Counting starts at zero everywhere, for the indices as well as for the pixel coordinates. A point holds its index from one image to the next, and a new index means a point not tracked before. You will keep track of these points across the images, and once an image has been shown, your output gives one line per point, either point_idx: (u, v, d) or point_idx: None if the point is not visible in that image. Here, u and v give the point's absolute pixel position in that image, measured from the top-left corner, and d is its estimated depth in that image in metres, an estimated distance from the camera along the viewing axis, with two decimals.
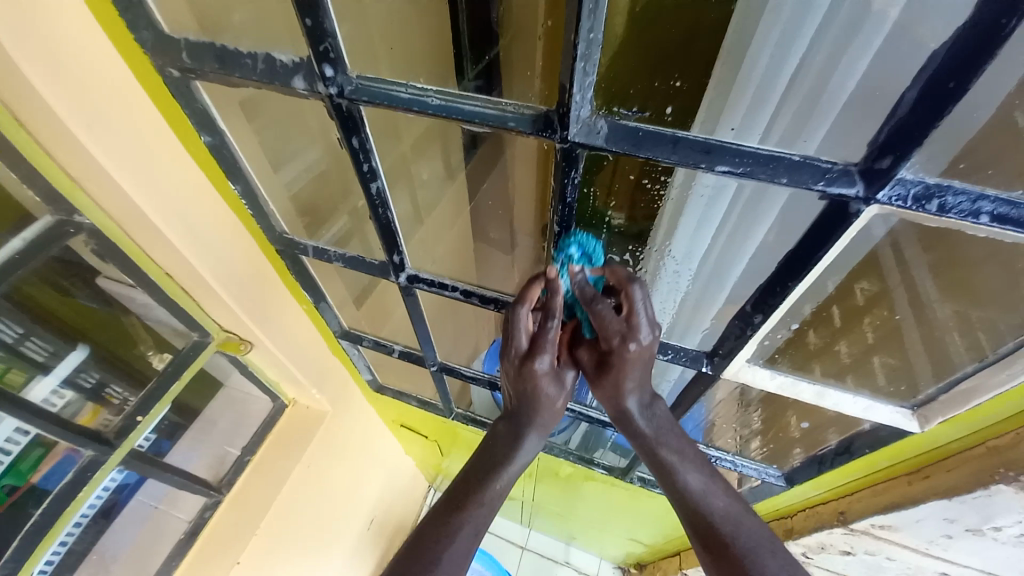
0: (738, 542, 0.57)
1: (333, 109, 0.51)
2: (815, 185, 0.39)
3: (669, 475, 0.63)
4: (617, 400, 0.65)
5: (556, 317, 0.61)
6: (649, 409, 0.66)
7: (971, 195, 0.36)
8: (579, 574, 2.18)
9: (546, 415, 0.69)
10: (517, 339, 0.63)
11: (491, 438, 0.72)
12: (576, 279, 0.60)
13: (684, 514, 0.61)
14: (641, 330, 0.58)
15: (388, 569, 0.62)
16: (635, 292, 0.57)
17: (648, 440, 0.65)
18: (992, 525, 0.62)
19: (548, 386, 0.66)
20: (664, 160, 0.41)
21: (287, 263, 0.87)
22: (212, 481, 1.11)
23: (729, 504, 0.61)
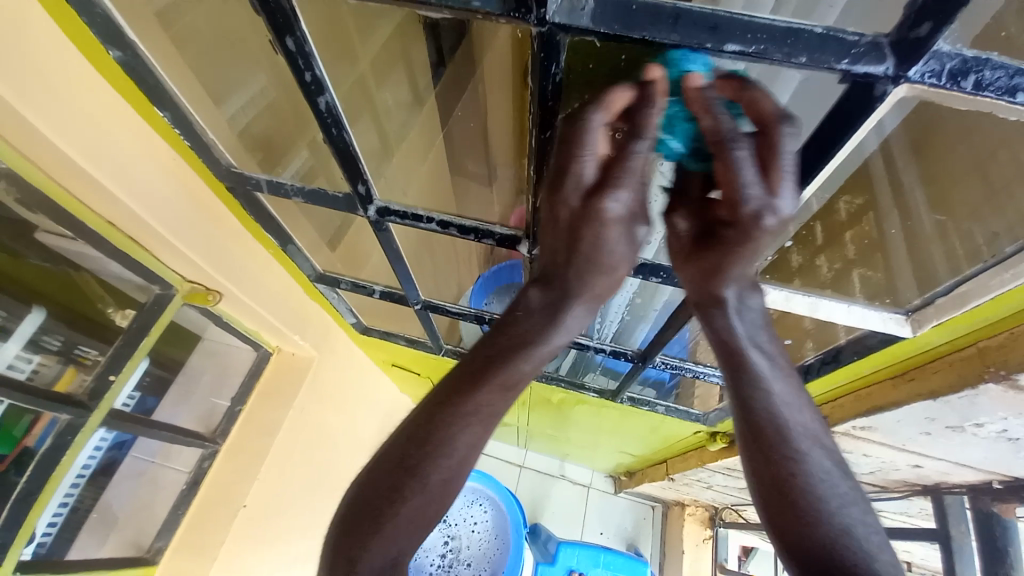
0: (806, 459, 0.48)
1: (258, 0, 0.42)
2: (837, 66, 0.33)
3: (750, 382, 0.52)
4: (707, 286, 0.54)
5: (650, 132, 0.42)
6: (746, 306, 0.54)
7: (1010, 69, 0.31)
8: (574, 486, 2.35)
9: (600, 279, 0.53)
10: (580, 165, 0.45)
11: (518, 310, 0.54)
12: (698, 97, 0.39)
13: (743, 415, 0.51)
14: (784, 197, 0.43)
15: (385, 441, 0.53)
16: (783, 133, 0.40)
17: (734, 338, 0.53)
18: (973, 421, 0.64)
19: (611, 237, 0.51)
20: (662, 42, 0.34)
21: (244, 205, 0.79)
22: (206, 434, 1.08)
23: (809, 421, 0.51)
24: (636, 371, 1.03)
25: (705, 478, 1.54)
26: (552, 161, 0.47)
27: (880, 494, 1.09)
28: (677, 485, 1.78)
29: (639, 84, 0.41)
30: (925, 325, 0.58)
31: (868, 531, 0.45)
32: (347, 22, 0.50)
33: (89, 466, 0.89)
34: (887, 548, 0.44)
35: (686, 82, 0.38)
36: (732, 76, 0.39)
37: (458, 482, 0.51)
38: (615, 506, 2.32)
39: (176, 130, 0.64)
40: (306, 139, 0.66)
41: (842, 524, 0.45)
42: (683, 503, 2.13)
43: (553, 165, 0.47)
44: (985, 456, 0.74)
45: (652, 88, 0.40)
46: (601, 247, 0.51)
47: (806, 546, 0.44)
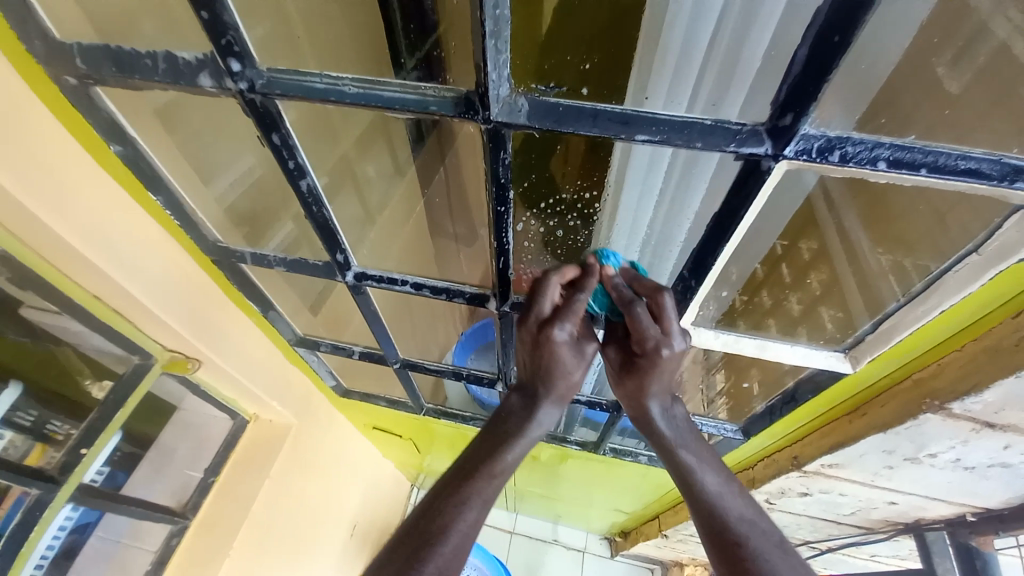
0: (750, 545, 0.53)
1: (247, 105, 0.49)
2: (728, 147, 0.40)
3: (685, 477, 0.60)
4: (639, 401, 0.64)
5: (588, 294, 0.58)
6: (670, 412, 0.65)
7: (868, 143, 0.39)
8: (568, 551, 2.24)
9: (561, 386, 0.64)
10: (540, 304, 0.59)
11: (503, 410, 0.65)
12: (612, 282, 0.59)
13: (699, 519, 0.57)
14: (673, 333, 0.58)
15: (383, 546, 0.56)
16: (664, 297, 0.56)
17: (666, 442, 0.63)
18: (927, 452, 0.68)
19: (566, 359, 0.61)
20: (586, 133, 0.41)
21: (228, 275, 0.83)
22: (178, 509, 1.04)
23: (743, 508, 0.57)
24: (614, 421, 1.04)
25: (698, 532, 1.50)
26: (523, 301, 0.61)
27: (867, 536, 1.09)
28: (672, 543, 1.72)
29: (582, 265, 0.60)
30: (864, 360, 0.63)
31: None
32: (330, 121, 0.57)
33: (54, 547, 0.83)
34: None
35: (603, 271, 0.59)
36: (633, 272, 0.59)
37: (459, 563, 0.54)
38: (612, 571, 2.21)
39: (167, 210, 0.70)
40: (291, 215, 0.72)
41: None
42: (681, 563, 2.03)
43: (523, 304, 0.61)
44: (950, 487, 0.77)
45: (591, 268, 0.59)
46: (557, 363, 0.62)
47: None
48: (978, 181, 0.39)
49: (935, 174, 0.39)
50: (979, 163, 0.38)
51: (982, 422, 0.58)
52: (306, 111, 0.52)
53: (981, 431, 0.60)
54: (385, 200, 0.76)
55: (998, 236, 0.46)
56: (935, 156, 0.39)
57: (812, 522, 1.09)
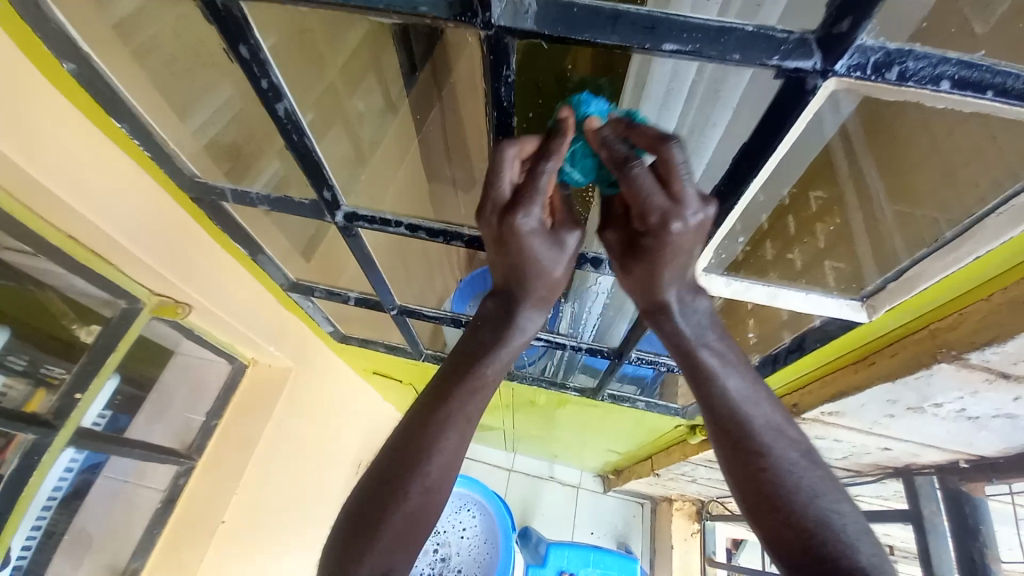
0: (773, 454, 0.49)
1: (207, 8, 0.42)
2: (769, 62, 0.34)
3: (703, 381, 0.53)
4: (650, 293, 0.56)
5: (556, 162, 0.45)
6: (689, 308, 0.56)
7: (933, 58, 0.33)
8: (563, 487, 2.36)
9: (544, 286, 0.56)
10: (500, 184, 0.48)
11: (480, 318, 0.59)
12: (598, 137, 0.45)
13: (715, 420, 0.52)
14: (688, 206, 0.46)
15: (369, 467, 0.53)
16: (672, 150, 0.42)
17: (685, 342, 0.55)
18: (932, 402, 0.67)
19: (544, 254, 0.53)
20: (604, 42, 0.35)
21: (210, 214, 0.78)
22: (182, 450, 1.06)
23: (769, 414, 0.52)
24: (614, 368, 1.04)
25: (689, 472, 1.56)
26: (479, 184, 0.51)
27: (855, 478, 1.12)
28: (663, 481, 1.80)
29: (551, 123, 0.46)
30: (879, 311, 0.60)
31: (844, 524, 0.45)
32: (311, 30, 0.50)
33: (61, 487, 0.85)
34: (856, 527, 0.45)
35: (585, 124, 0.46)
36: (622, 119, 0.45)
37: (446, 484, 0.52)
38: (605, 505, 2.33)
39: (136, 141, 0.64)
40: (276, 151, 0.66)
41: (818, 515, 0.45)
42: (671, 498, 2.13)
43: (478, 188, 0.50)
44: (947, 436, 0.77)
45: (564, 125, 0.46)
46: (533, 255, 0.54)
47: (806, 548, 0.44)
48: None
49: (1005, 99, 0.34)
50: None
51: (996, 372, 0.56)
52: (284, 18, 0.46)
53: (993, 381, 0.58)
54: (377, 141, 0.70)
55: None
56: (1012, 76, 0.33)
57: None
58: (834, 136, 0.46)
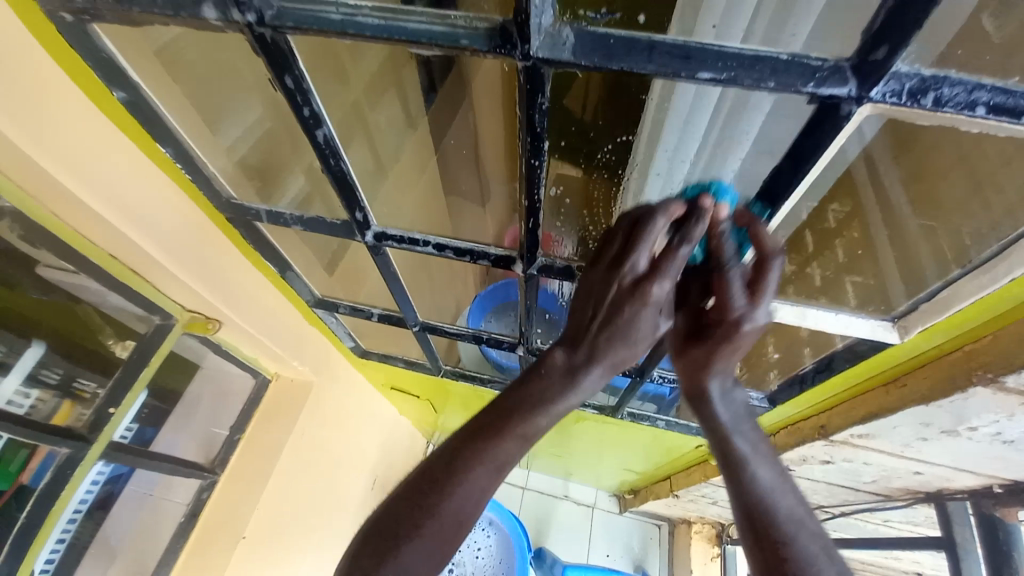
0: (795, 544, 0.49)
1: (256, 41, 0.45)
2: (804, 88, 0.35)
3: (737, 470, 0.55)
4: (697, 374, 0.59)
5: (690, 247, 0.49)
6: (728, 395, 0.60)
7: (968, 84, 0.33)
8: (578, 506, 2.32)
9: (623, 350, 0.54)
10: (636, 257, 0.51)
11: (544, 367, 0.55)
12: (720, 224, 0.50)
13: (739, 505, 0.53)
14: (758, 312, 0.53)
15: (399, 484, 0.52)
16: (773, 265, 0.50)
17: (721, 430, 0.58)
18: (966, 425, 0.65)
19: (636, 328, 0.53)
20: (640, 71, 0.36)
21: (242, 233, 0.81)
22: (205, 464, 1.07)
23: (793, 505, 0.53)
24: (634, 386, 1.03)
25: (709, 493, 1.52)
26: (611, 252, 0.53)
27: (884, 502, 1.09)
28: (682, 502, 1.76)
29: (692, 204, 0.49)
30: (910, 333, 0.59)
31: None
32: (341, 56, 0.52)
33: (88, 498, 0.86)
34: None
35: (715, 210, 0.49)
36: (748, 211, 0.50)
37: (474, 517, 0.50)
38: (621, 525, 2.28)
39: (177, 164, 0.66)
40: (302, 167, 0.69)
41: None
42: (689, 519, 2.08)
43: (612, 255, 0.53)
44: (982, 460, 0.75)
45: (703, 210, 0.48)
46: (633, 324, 0.53)
47: None
48: None
49: None
50: None
51: None
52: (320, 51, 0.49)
53: None
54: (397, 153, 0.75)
55: None
56: None
57: (829, 487, 1.09)
58: (860, 152, 0.47)
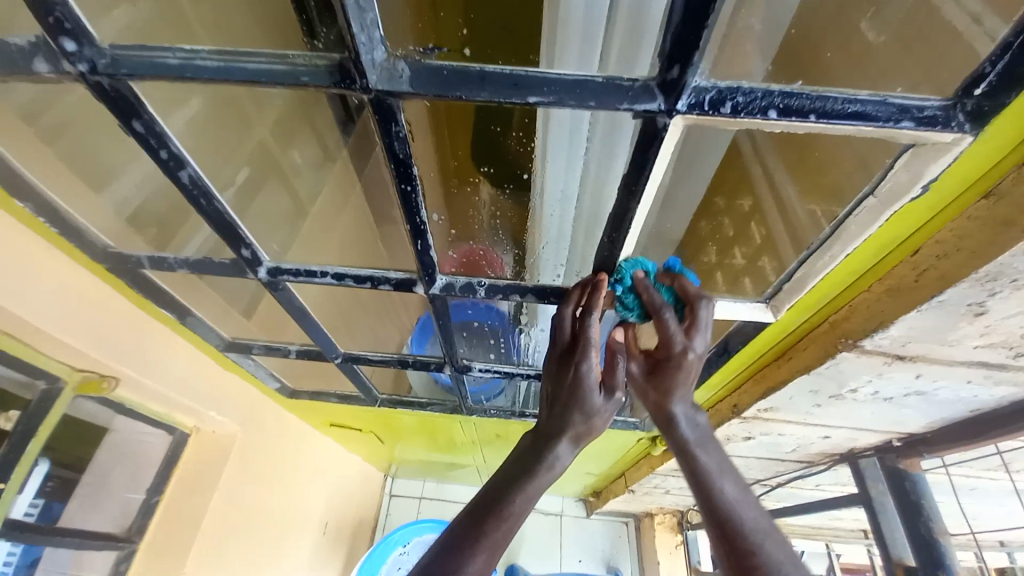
0: (760, 550, 0.50)
1: (96, 90, 0.43)
2: (622, 105, 0.38)
3: (702, 482, 0.57)
4: (660, 402, 0.63)
5: (598, 313, 0.59)
6: (696, 421, 0.62)
7: (757, 92, 0.37)
8: (545, 517, 2.32)
9: (580, 425, 0.62)
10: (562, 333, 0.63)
11: (517, 452, 0.64)
12: (643, 286, 0.57)
13: (709, 519, 0.55)
14: (697, 342, 0.57)
15: None
16: (701, 305, 0.55)
17: (684, 444, 0.61)
18: (848, 388, 0.71)
19: (588, 400, 0.62)
20: (477, 98, 0.38)
21: (131, 283, 0.76)
22: (120, 533, 0.98)
23: (758, 517, 0.54)
24: None
25: (661, 484, 1.57)
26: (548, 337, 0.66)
27: (809, 469, 1.17)
28: (639, 496, 1.80)
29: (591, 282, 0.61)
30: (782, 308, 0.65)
31: None
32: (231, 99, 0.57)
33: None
34: None
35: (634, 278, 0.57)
36: (668, 271, 0.59)
37: None
38: (589, 529, 2.30)
39: (43, 220, 0.62)
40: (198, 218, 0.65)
41: None
42: (651, 512, 2.13)
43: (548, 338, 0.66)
44: (872, 417, 0.82)
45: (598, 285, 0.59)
46: (581, 395, 0.62)
47: None
48: (868, 123, 0.38)
49: (825, 119, 0.38)
50: (866, 105, 0.38)
51: (892, 355, 0.60)
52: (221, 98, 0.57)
53: (892, 363, 0.62)
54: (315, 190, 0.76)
55: (889, 178, 0.45)
56: (827, 100, 0.37)
57: (759, 462, 1.16)
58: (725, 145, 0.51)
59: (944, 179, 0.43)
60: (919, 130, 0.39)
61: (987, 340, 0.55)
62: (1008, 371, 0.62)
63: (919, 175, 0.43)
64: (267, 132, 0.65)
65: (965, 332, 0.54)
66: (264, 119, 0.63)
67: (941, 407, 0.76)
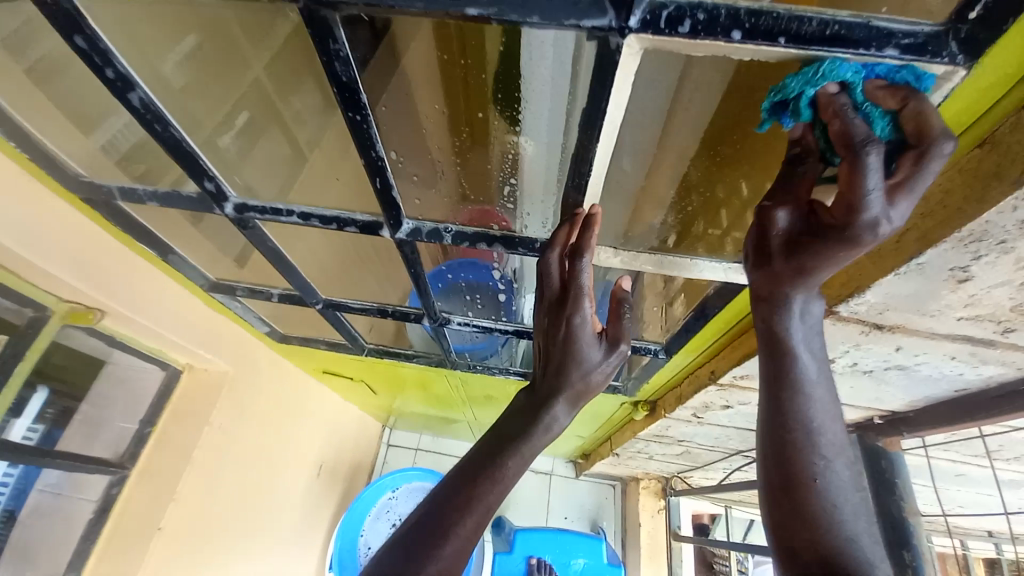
0: (826, 476, 0.40)
1: (37, 1, 0.42)
2: (569, 21, 0.35)
3: (783, 380, 0.42)
4: (765, 276, 0.44)
5: (589, 257, 0.52)
6: (810, 311, 0.43)
7: (720, 8, 0.33)
8: (535, 475, 2.38)
9: (580, 379, 0.56)
10: (552, 279, 0.57)
11: (511, 408, 0.59)
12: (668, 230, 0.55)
13: (768, 427, 0.43)
14: None
15: (384, 546, 0.48)
16: None
17: (776, 323, 0.43)
18: (825, 358, 0.68)
19: (585, 352, 0.56)
20: (412, 8, 0.36)
21: (107, 215, 0.76)
22: (114, 459, 1.03)
23: (836, 433, 0.42)
24: None
25: (645, 450, 1.58)
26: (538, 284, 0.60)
27: None
28: (624, 460, 1.82)
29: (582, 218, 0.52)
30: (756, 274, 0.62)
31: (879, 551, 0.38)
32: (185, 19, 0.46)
33: None
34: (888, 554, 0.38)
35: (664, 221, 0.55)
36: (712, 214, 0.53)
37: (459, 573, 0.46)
38: (577, 490, 2.36)
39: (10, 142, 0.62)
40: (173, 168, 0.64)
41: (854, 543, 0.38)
42: (637, 477, 2.17)
43: (539, 286, 0.60)
44: (852, 392, 0.80)
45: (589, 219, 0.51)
46: (576, 347, 0.56)
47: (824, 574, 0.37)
48: (847, 50, 0.34)
49: (796, 44, 0.34)
50: (845, 27, 0.33)
51: (870, 324, 0.58)
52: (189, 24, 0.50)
53: (870, 333, 0.59)
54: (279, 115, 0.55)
55: None
56: (800, 21, 0.33)
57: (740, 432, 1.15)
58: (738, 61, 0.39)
59: None
60: (903, 59, 0.35)
61: (971, 312, 0.52)
62: (995, 348, 0.59)
63: None
64: (264, 69, 0.50)
65: (947, 301, 0.51)
66: (259, 53, 0.48)
67: (924, 385, 0.73)
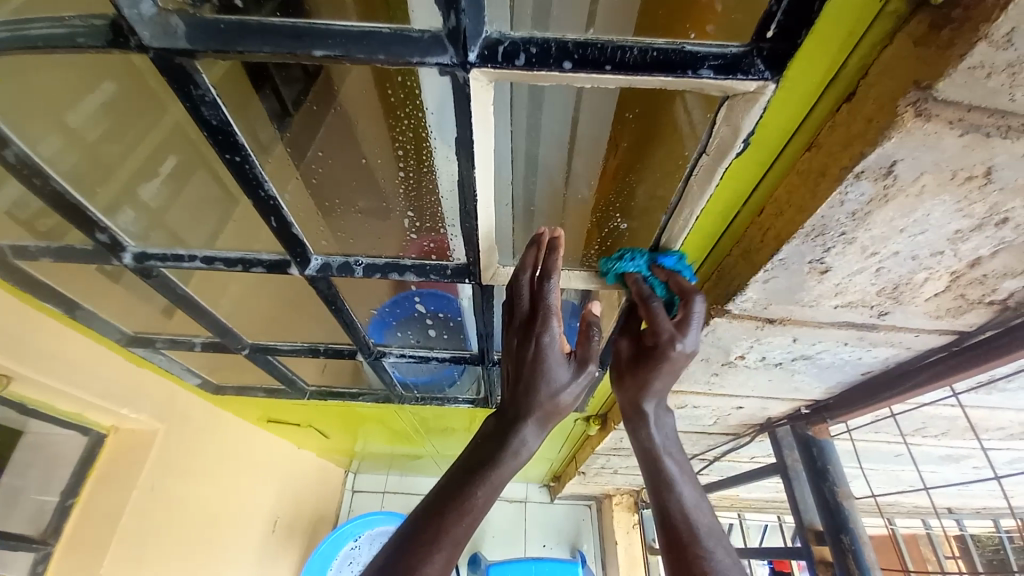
0: (708, 554, 0.49)
1: None
2: (414, 58, 0.37)
3: (661, 487, 0.54)
4: (637, 395, 0.58)
5: (556, 277, 0.53)
6: (666, 422, 0.58)
7: (548, 41, 0.37)
8: (509, 504, 2.33)
9: (548, 406, 0.55)
10: (523, 301, 0.56)
11: (478, 436, 0.57)
12: (633, 278, 0.58)
13: (660, 523, 0.53)
14: (687, 338, 0.53)
15: None
16: (693, 305, 0.53)
17: (653, 449, 0.57)
18: (736, 355, 0.72)
19: (554, 372, 0.55)
20: (261, 53, 0.37)
21: (3, 275, 0.73)
22: (36, 535, 0.96)
23: (710, 520, 0.52)
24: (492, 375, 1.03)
25: (607, 464, 1.59)
26: (504, 304, 0.59)
27: (737, 441, 1.19)
28: (592, 477, 1.82)
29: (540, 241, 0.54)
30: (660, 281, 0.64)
31: None
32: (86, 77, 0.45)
33: None
34: None
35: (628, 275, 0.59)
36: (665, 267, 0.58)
37: None
38: (553, 514, 2.32)
39: None
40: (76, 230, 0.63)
41: None
42: (610, 493, 2.16)
43: (505, 306, 0.58)
44: (772, 385, 0.84)
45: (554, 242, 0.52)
46: (544, 371, 0.55)
47: None
48: (668, 74, 0.38)
49: (622, 71, 0.38)
50: (661, 53, 0.37)
51: (762, 319, 0.62)
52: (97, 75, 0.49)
53: (764, 327, 0.63)
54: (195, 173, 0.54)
55: (715, 135, 0.44)
56: (621, 50, 0.37)
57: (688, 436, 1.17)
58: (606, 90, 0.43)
59: (761, 132, 0.44)
60: (718, 78, 0.38)
61: (843, 299, 0.56)
62: (878, 331, 0.64)
63: (738, 128, 0.43)
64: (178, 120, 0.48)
65: (818, 292, 0.55)
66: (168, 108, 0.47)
67: (831, 372, 0.78)
